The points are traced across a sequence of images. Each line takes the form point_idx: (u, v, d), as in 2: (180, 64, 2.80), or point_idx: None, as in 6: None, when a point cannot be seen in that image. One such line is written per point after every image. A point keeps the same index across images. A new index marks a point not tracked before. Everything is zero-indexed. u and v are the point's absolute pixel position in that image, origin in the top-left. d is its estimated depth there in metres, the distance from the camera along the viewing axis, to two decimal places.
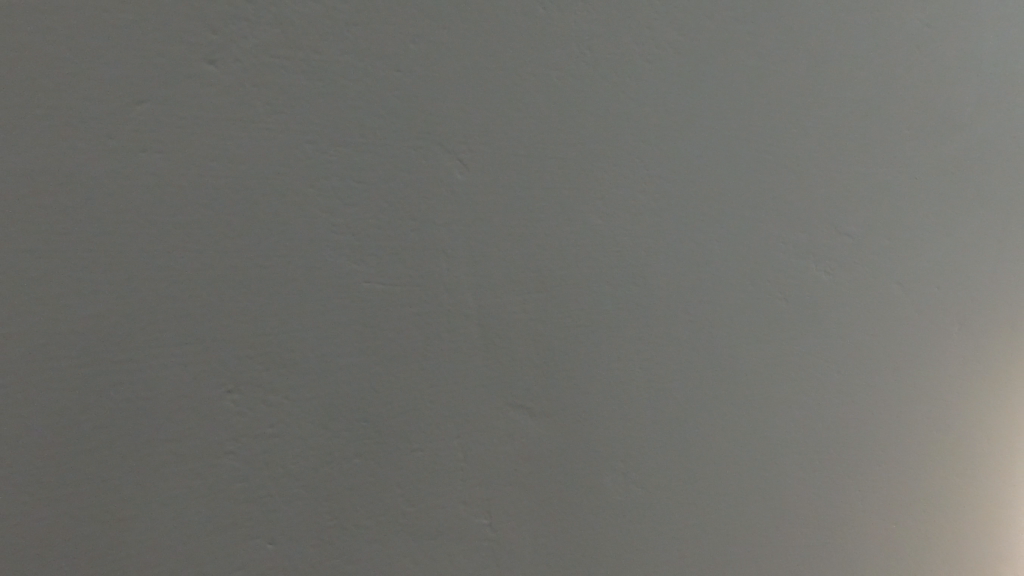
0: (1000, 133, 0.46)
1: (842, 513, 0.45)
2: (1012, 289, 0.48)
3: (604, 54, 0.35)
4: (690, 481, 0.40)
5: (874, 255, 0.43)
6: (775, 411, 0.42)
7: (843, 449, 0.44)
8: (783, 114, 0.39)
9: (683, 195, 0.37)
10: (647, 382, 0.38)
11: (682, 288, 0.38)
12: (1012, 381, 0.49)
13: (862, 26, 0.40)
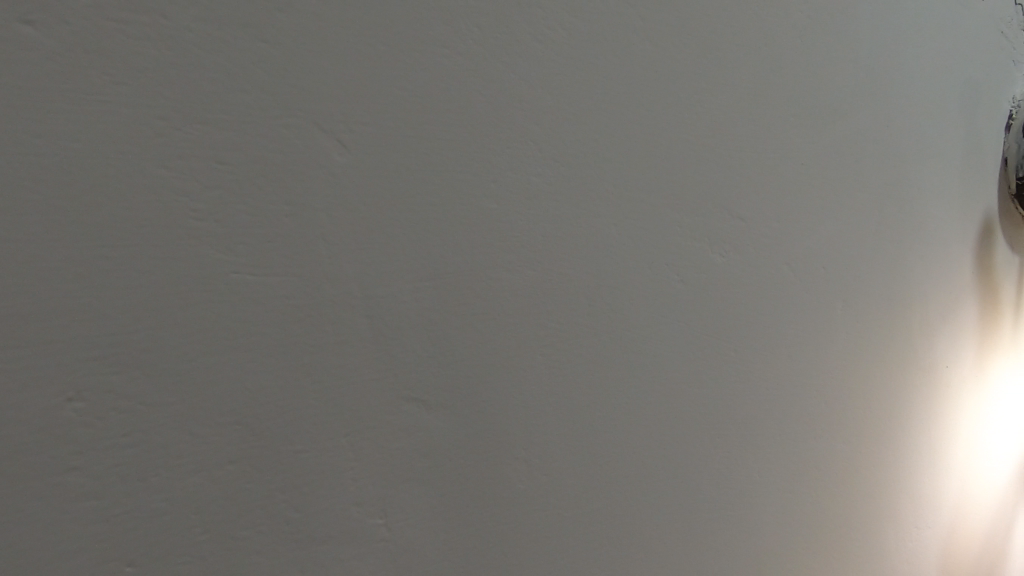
0: (864, 123, 0.50)
1: (749, 494, 0.46)
2: (880, 270, 0.52)
3: (495, 33, 0.34)
4: (597, 469, 0.39)
5: (765, 238, 0.45)
6: (682, 394, 0.42)
7: (746, 428, 0.45)
8: (675, 98, 0.40)
9: (580, 179, 0.37)
10: (549, 368, 0.37)
11: (581, 273, 0.38)
12: (868, 341, 0.52)
13: (745, 16, 0.42)
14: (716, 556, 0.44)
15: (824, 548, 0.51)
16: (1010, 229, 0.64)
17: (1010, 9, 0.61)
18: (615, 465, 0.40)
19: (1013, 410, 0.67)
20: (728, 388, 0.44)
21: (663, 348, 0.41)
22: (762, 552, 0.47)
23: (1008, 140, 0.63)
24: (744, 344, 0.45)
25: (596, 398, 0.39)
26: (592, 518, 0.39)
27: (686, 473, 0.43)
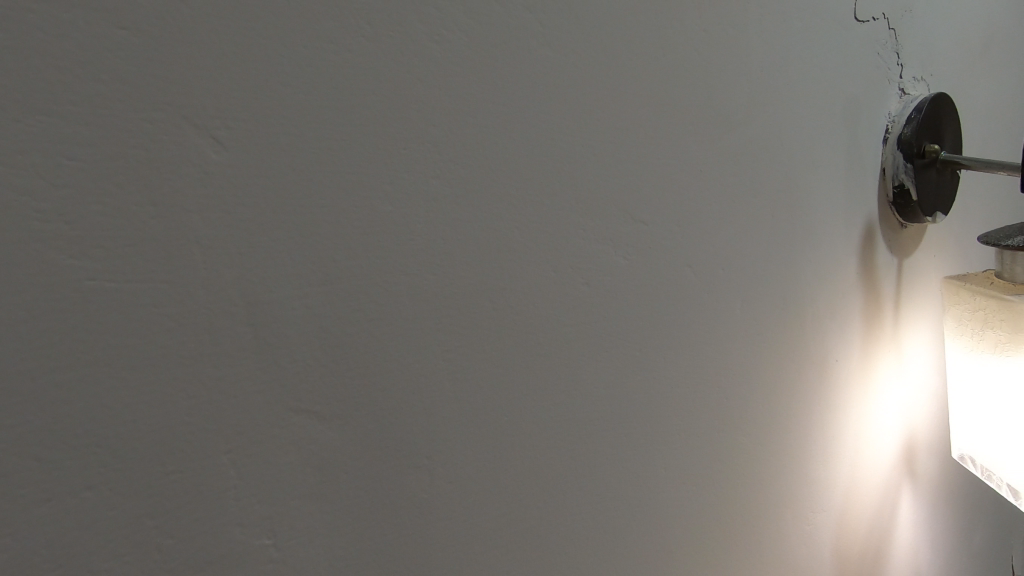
0: (758, 134, 0.53)
1: (655, 489, 0.47)
2: (775, 271, 0.55)
3: (388, 30, 0.33)
4: (503, 472, 0.39)
5: (666, 241, 0.46)
6: (588, 395, 0.43)
7: (652, 426, 0.47)
8: (575, 104, 0.41)
9: (480, 181, 0.37)
10: (451, 373, 0.37)
11: (484, 276, 0.38)
12: (764, 336, 0.55)
13: (643, 27, 0.44)
14: (624, 551, 0.46)
15: (726, 534, 0.53)
16: (889, 233, 0.70)
17: (886, 30, 0.66)
18: (522, 468, 0.40)
19: (895, 399, 0.73)
20: (632, 387, 0.45)
21: (567, 350, 0.42)
22: (669, 545, 0.49)
23: (886, 151, 0.68)
24: (647, 343, 0.46)
25: (500, 401, 0.39)
26: (499, 523, 0.39)
27: (593, 472, 0.43)
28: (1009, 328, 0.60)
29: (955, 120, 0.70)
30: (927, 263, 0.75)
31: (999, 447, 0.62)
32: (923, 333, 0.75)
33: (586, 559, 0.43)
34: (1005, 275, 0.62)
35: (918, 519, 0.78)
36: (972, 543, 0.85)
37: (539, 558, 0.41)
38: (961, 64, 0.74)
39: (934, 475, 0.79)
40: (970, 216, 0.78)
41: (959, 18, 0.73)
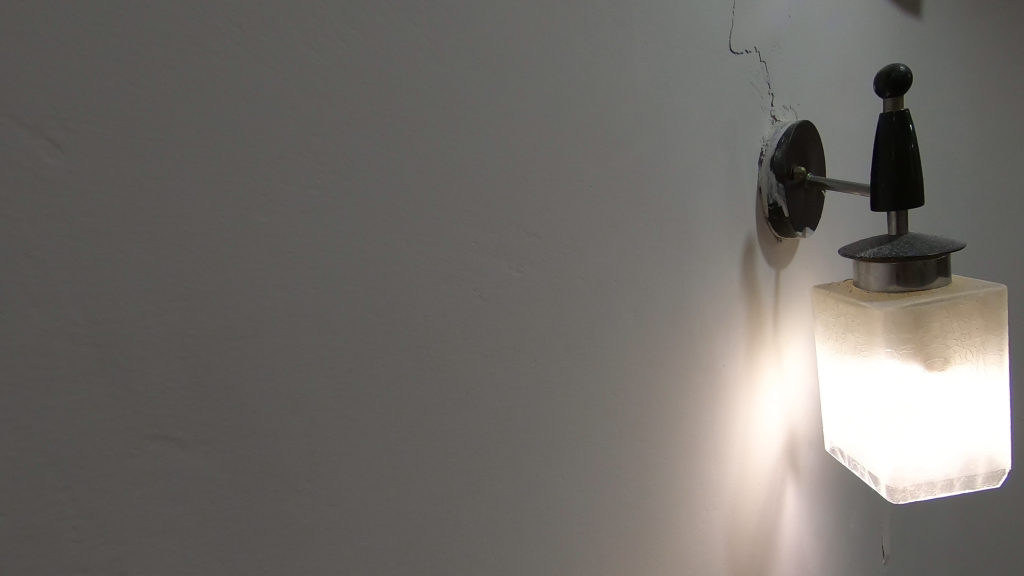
0: (645, 153, 0.56)
1: (551, 496, 0.49)
2: (665, 283, 0.59)
3: (258, 41, 0.33)
4: (389, 487, 0.39)
5: (557, 253, 0.48)
6: (480, 405, 0.43)
7: (546, 434, 0.48)
8: (462, 119, 0.42)
9: (362, 194, 0.37)
10: (332, 387, 0.36)
11: (367, 289, 0.38)
12: (653, 341, 0.58)
13: (530, 47, 0.46)
14: (519, 559, 0.46)
15: (620, 538, 0.55)
16: (766, 247, 0.77)
17: (758, 63, 0.73)
18: (410, 481, 0.40)
19: (778, 400, 0.79)
20: (526, 395, 0.46)
21: (458, 362, 0.42)
22: (565, 551, 0.50)
23: (761, 172, 0.75)
24: (542, 353, 0.47)
25: (386, 415, 0.39)
26: (383, 540, 0.39)
27: (486, 482, 0.44)
28: (864, 333, 0.66)
29: (819, 145, 0.78)
30: (801, 274, 0.82)
31: (862, 440, 0.69)
32: (800, 338, 0.83)
33: (479, 569, 0.44)
34: (862, 284, 0.69)
35: (800, 511, 0.84)
36: (848, 529, 0.94)
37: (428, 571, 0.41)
38: (823, 95, 0.83)
39: (812, 469, 0.86)
40: (835, 231, 0.87)
41: (821, 54, 0.82)
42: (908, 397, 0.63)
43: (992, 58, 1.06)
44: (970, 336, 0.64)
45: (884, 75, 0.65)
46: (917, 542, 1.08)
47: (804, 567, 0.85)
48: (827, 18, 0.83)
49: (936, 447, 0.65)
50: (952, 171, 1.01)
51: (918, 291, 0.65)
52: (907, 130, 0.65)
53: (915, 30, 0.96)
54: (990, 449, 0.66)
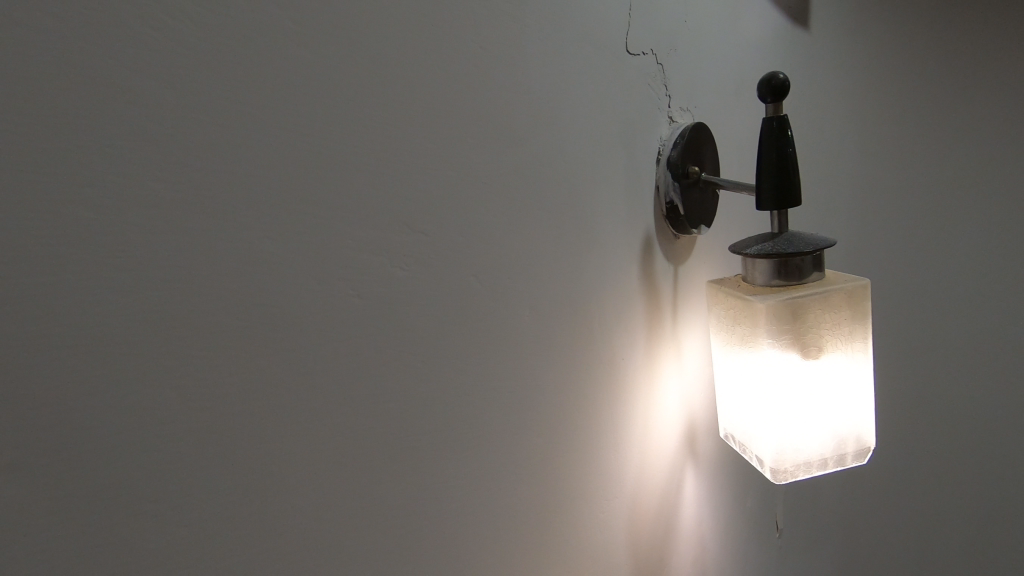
0: (540, 152, 0.58)
1: (437, 488, 0.50)
2: (560, 281, 0.61)
3: (87, 23, 0.31)
4: (260, 485, 0.39)
5: (442, 250, 0.49)
6: (361, 398, 0.45)
7: (432, 428, 0.49)
8: (334, 116, 0.42)
9: (224, 185, 0.36)
10: (193, 387, 0.36)
11: (229, 286, 0.37)
12: (544, 331, 0.60)
13: (409, 43, 0.46)
14: (401, 546, 0.48)
15: (507, 522, 0.57)
16: (664, 243, 0.80)
17: (654, 64, 0.75)
18: (282, 473, 0.40)
19: (678, 390, 0.83)
20: (412, 390, 0.47)
21: (333, 358, 0.43)
22: (453, 541, 0.52)
23: (658, 171, 0.78)
24: (429, 344, 0.49)
25: (256, 413, 0.39)
26: (254, 531, 0.39)
27: (368, 473, 0.45)
28: (750, 325, 0.70)
29: (714, 145, 0.82)
30: (696, 269, 0.86)
31: (748, 426, 0.74)
32: (696, 331, 0.86)
33: (358, 561, 0.45)
34: (749, 278, 0.73)
35: (699, 495, 0.89)
36: (744, 508, 1.00)
37: (301, 561, 0.42)
38: (717, 98, 0.87)
39: (710, 453, 0.91)
40: (730, 228, 0.92)
41: (717, 60, 0.87)
42: (786, 384, 0.68)
43: (871, 71, 1.16)
44: (840, 325, 0.69)
45: (765, 81, 0.69)
46: (808, 515, 1.17)
47: (704, 548, 0.90)
48: (722, 26, 0.87)
49: (812, 429, 0.70)
50: (831, 173, 1.11)
51: (796, 285, 0.69)
52: (785, 135, 0.69)
53: (801, 41, 1.03)
54: (857, 428, 0.72)
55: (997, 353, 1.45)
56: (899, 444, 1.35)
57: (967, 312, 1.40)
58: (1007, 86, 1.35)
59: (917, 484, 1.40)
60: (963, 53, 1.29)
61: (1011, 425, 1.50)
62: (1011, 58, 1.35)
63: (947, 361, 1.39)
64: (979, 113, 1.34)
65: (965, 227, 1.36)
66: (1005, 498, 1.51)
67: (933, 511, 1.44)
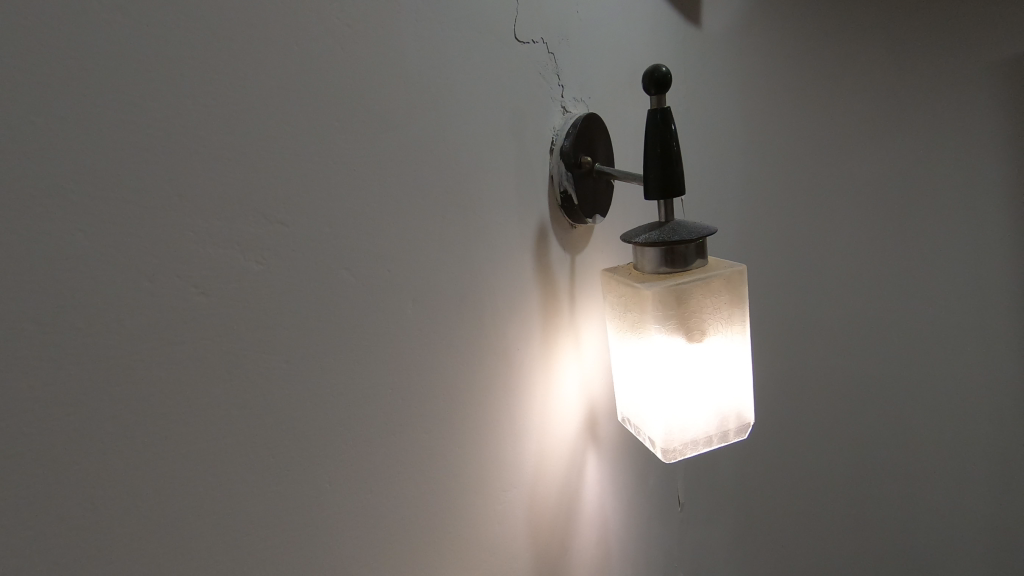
0: (421, 140, 0.57)
1: (311, 487, 0.49)
2: (446, 272, 0.61)
3: None
4: (95, 494, 0.37)
5: (309, 242, 0.47)
6: (212, 398, 0.42)
7: (301, 428, 0.48)
8: (176, 98, 0.39)
9: (28, 170, 0.33)
10: (12, 390, 0.33)
11: (40, 283, 0.34)
12: (427, 323, 0.59)
13: (263, 24, 0.44)
14: (270, 547, 0.46)
15: (391, 518, 0.57)
16: (560, 233, 0.80)
17: (546, 53, 0.75)
18: (119, 479, 0.38)
19: (577, 377, 0.84)
20: (272, 386, 0.46)
21: (177, 357, 0.40)
22: (331, 539, 0.51)
23: (552, 160, 0.78)
24: (293, 341, 0.47)
25: (89, 417, 0.36)
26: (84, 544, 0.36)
27: (225, 476, 0.43)
28: (638, 312, 0.72)
29: (607, 136, 0.84)
30: (593, 258, 0.88)
31: (641, 409, 0.76)
32: (594, 319, 0.88)
33: (220, 568, 0.43)
34: (639, 266, 0.74)
35: (602, 478, 0.91)
36: (646, 486, 1.04)
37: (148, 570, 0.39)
38: (610, 90, 0.89)
39: (612, 436, 0.94)
40: (626, 217, 0.94)
41: (609, 51, 0.88)
42: (672, 365, 0.71)
43: (758, 68, 1.24)
44: (720, 309, 0.73)
45: (649, 73, 0.71)
46: (707, 489, 1.25)
47: (608, 528, 0.93)
48: (615, 18, 0.89)
49: (696, 409, 0.73)
50: (722, 165, 1.16)
51: (681, 272, 0.72)
52: (668, 126, 0.71)
53: (689, 38, 1.08)
54: (738, 405, 0.76)
55: (891, 331, 1.55)
56: (792, 418, 1.45)
57: (863, 294, 1.49)
58: (896, 77, 1.43)
59: (810, 455, 1.50)
60: (848, 49, 1.38)
61: (906, 399, 1.60)
62: (899, 52, 1.42)
63: (840, 339, 1.49)
64: (869, 105, 1.41)
65: (858, 213, 1.44)
66: (899, 466, 1.62)
67: (831, 480, 1.54)
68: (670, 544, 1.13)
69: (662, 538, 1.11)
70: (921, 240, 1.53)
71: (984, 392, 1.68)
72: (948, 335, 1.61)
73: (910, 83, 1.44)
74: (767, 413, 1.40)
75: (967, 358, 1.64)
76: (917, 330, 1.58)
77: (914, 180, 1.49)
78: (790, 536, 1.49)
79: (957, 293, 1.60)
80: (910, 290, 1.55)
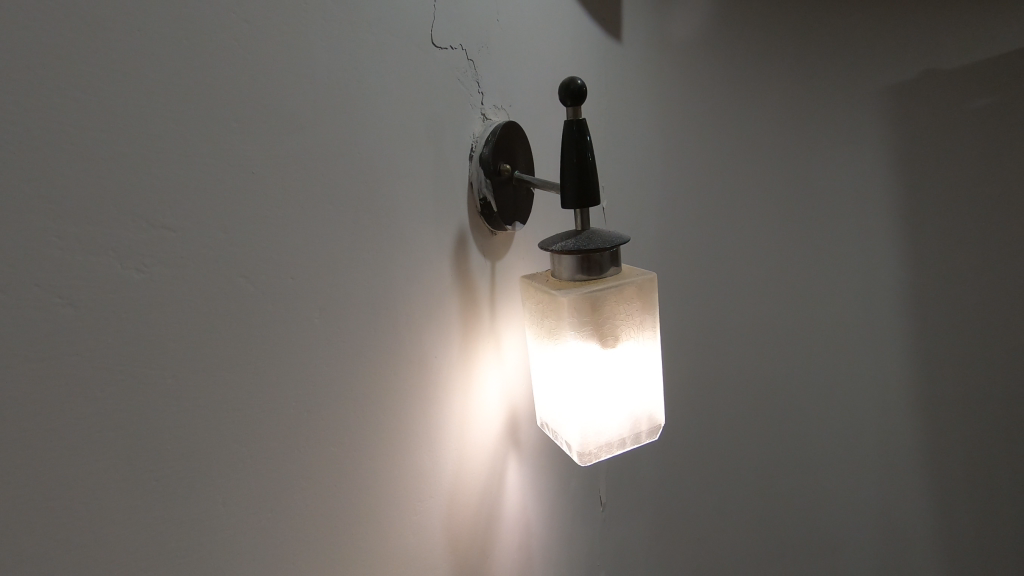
0: (330, 143, 0.55)
1: (205, 517, 0.45)
2: (358, 278, 0.59)
3: None
4: None
5: (202, 250, 0.44)
6: (87, 423, 0.37)
7: (193, 452, 0.44)
8: (43, 84, 0.34)
9: None
10: None
11: None
12: (338, 332, 0.57)
13: (154, 9, 0.40)
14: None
15: (303, 539, 0.54)
16: (480, 239, 0.80)
17: (465, 60, 0.75)
18: None
19: (498, 383, 0.85)
20: (160, 407, 0.41)
21: (43, 379, 0.35)
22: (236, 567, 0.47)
23: (471, 167, 0.78)
24: (186, 356, 0.43)
25: None
26: None
27: (106, 508, 0.38)
28: (555, 319, 0.73)
29: (527, 145, 0.85)
30: (513, 265, 0.89)
31: (558, 414, 0.77)
32: (514, 325, 0.89)
33: None
34: (556, 273, 0.76)
35: (523, 483, 0.92)
36: (568, 488, 1.07)
37: None
38: (531, 99, 0.90)
39: (533, 440, 0.95)
40: (547, 225, 0.96)
41: (530, 62, 0.90)
42: (587, 370, 0.73)
43: (671, 86, 1.31)
44: (632, 315, 0.76)
45: (565, 86, 0.72)
46: (626, 487, 1.29)
47: (530, 532, 0.94)
48: (535, 29, 0.91)
49: (611, 412, 0.75)
50: (636, 177, 1.22)
51: (596, 279, 0.74)
52: (584, 138, 0.73)
53: (606, 53, 1.12)
54: (650, 407, 0.79)
55: (795, 334, 1.67)
56: (705, 416, 1.54)
57: (767, 300, 1.60)
58: (798, 99, 1.55)
59: (722, 451, 1.60)
60: (755, 71, 1.48)
61: (810, 396, 1.73)
62: (801, 75, 1.54)
63: (748, 341, 1.59)
64: (773, 123, 1.52)
65: (763, 223, 1.55)
66: (802, 458, 1.75)
67: (743, 475, 1.65)
68: (593, 543, 1.16)
69: (585, 538, 1.13)
70: (824, 250, 1.65)
71: (888, 390, 1.80)
72: (851, 337, 1.74)
73: (810, 104, 1.57)
74: (682, 412, 1.48)
75: (869, 359, 1.77)
76: (820, 333, 1.70)
77: (816, 193, 1.61)
78: (705, 528, 1.58)
79: (860, 297, 1.72)
80: (813, 295, 1.67)
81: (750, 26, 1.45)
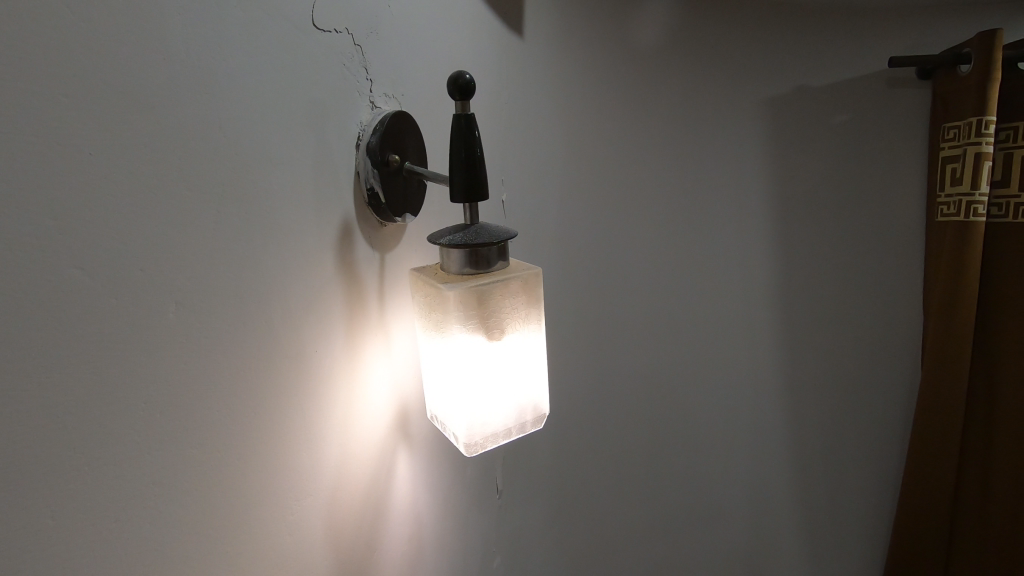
0: (193, 124, 0.51)
1: (42, 534, 0.40)
2: (226, 270, 0.56)
3: None
4: None
5: (34, 236, 0.39)
6: None
7: (20, 464, 0.38)
8: None
9: None
10: None
11: None
12: (203, 327, 0.53)
13: None
14: None
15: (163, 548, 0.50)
16: (367, 230, 0.78)
17: (352, 45, 0.73)
18: None
19: (386, 377, 0.84)
20: None
21: None
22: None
23: (358, 156, 0.76)
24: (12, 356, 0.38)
25: None
26: None
27: None
28: (441, 312, 0.74)
29: (418, 136, 0.84)
30: (402, 258, 0.88)
31: (446, 407, 0.78)
32: (403, 319, 0.88)
33: None
34: (444, 266, 0.76)
35: (413, 476, 0.92)
36: (461, 479, 1.08)
37: None
38: (423, 91, 0.89)
39: (424, 433, 0.95)
40: (438, 218, 0.96)
41: (423, 52, 0.89)
42: (473, 362, 0.74)
43: (561, 88, 1.36)
44: (518, 309, 0.78)
45: (453, 79, 0.72)
46: (519, 475, 1.33)
47: (421, 525, 0.94)
48: (429, 19, 0.90)
49: (497, 403, 0.77)
50: (529, 174, 1.26)
51: (484, 274, 0.75)
52: (472, 132, 0.74)
53: (504, 49, 1.13)
54: (535, 398, 0.82)
55: (676, 324, 1.81)
56: (588, 402, 1.65)
57: (648, 293, 1.73)
58: (683, 106, 1.66)
59: (603, 433, 1.72)
60: (643, 78, 1.57)
61: (692, 382, 1.88)
62: (687, 83, 1.65)
63: (630, 331, 1.71)
64: (658, 128, 1.63)
65: (646, 222, 1.67)
66: (682, 438, 1.91)
67: (620, 454, 1.79)
68: (487, 531, 1.19)
69: (480, 526, 1.15)
70: (706, 247, 1.79)
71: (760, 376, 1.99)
72: (730, 328, 1.89)
73: (695, 112, 1.69)
74: (570, 398, 1.57)
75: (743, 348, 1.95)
76: (704, 324, 1.85)
77: (698, 194, 1.74)
78: (584, 504, 1.71)
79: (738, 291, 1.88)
80: (696, 290, 1.81)
81: (641, 34, 1.53)
